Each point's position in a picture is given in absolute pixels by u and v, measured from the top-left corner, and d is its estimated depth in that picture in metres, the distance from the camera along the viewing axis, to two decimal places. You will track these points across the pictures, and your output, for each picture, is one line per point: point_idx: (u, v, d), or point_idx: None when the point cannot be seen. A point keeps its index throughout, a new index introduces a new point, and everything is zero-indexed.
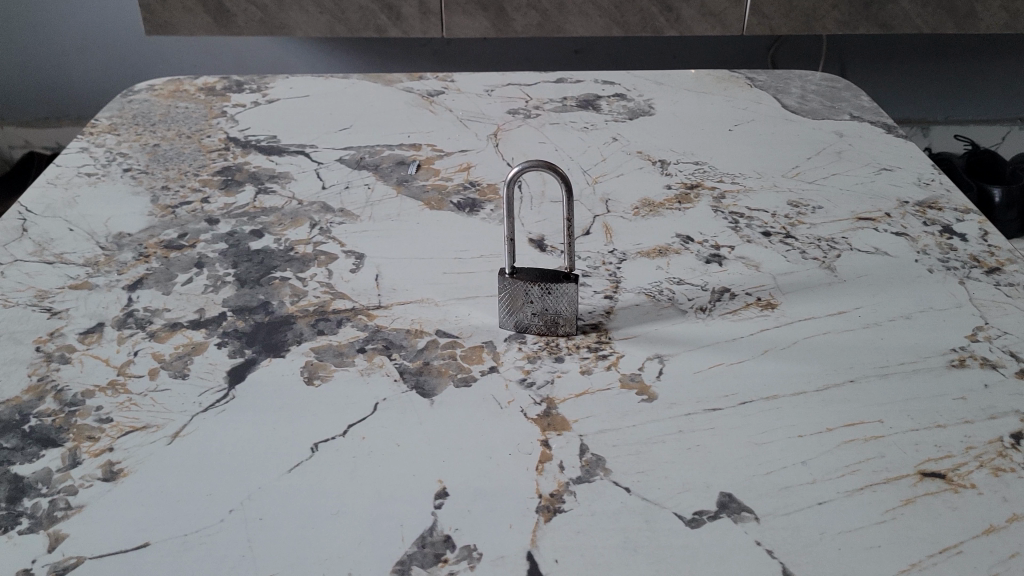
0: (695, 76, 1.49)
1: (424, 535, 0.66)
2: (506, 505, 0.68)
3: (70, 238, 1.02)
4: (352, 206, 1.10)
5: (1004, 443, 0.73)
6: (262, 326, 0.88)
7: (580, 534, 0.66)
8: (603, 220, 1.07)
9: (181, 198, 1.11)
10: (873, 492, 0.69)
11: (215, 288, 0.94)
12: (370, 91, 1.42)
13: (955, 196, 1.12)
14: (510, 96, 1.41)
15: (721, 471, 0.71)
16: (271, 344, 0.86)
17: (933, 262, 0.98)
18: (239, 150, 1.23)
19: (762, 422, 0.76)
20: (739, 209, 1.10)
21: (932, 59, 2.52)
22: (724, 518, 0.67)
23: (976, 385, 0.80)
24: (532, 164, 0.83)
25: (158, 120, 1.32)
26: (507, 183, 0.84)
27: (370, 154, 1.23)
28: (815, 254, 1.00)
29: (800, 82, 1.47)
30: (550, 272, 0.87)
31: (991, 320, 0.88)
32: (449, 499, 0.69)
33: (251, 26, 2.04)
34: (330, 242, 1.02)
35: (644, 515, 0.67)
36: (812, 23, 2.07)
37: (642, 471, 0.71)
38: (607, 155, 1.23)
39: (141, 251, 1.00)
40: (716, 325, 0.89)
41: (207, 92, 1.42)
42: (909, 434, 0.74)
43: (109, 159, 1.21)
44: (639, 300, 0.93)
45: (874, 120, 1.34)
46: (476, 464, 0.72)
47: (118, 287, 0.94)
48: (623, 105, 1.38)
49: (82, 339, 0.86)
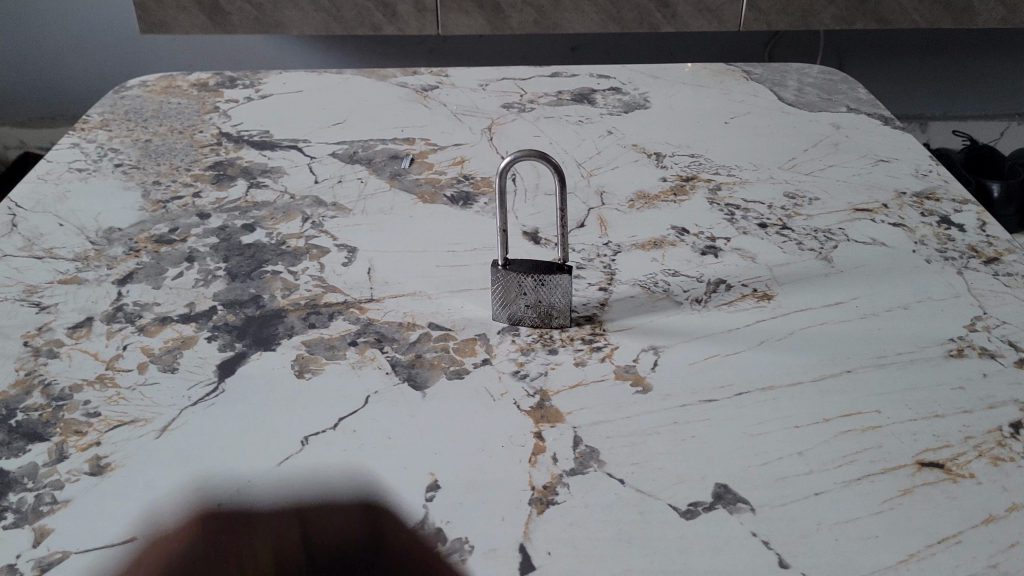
0: (691, 69, 1.48)
1: (414, 528, 0.65)
2: (498, 498, 0.67)
3: (60, 233, 1.02)
4: (345, 200, 1.09)
5: (1003, 432, 0.72)
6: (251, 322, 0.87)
7: (573, 526, 0.65)
8: (598, 212, 1.06)
9: (172, 193, 1.10)
10: (871, 482, 0.68)
11: (205, 282, 0.93)
12: (364, 86, 1.41)
13: (953, 187, 1.11)
14: (505, 91, 1.40)
15: (717, 463, 0.70)
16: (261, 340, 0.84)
17: (930, 252, 0.97)
18: (232, 145, 1.22)
19: (759, 414, 0.75)
20: (735, 201, 1.09)
21: (931, 55, 2.52)
22: (719, 509, 0.66)
23: (974, 374, 0.79)
24: (522, 154, 0.82)
25: (150, 116, 1.31)
26: (500, 174, 0.83)
27: (364, 149, 1.22)
28: (812, 246, 0.99)
29: (797, 75, 1.46)
30: (543, 264, 0.86)
31: (990, 310, 0.87)
32: (440, 492, 0.68)
33: (247, 23, 2.03)
34: (322, 236, 1.01)
35: (638, 507, 0.66)
36: (809, 18, 2.06)
37: (636, 463, 0.70)
38: (602, 148, 1.22)
39: (132, 245, 0.99)
40: (712, 317, 0.88)
41: (200, 88, 1.41)
42: (907, 424, 0.73)
43: (101, 154, 1.20)
44: (634, 292, 0.92)
45: (871, 112, 1.33)
46: (469, 456, 0.71)
47: (108, 281, 0.93)
48: (618, 99, 1.37)
49: (71, 334, 0.85)
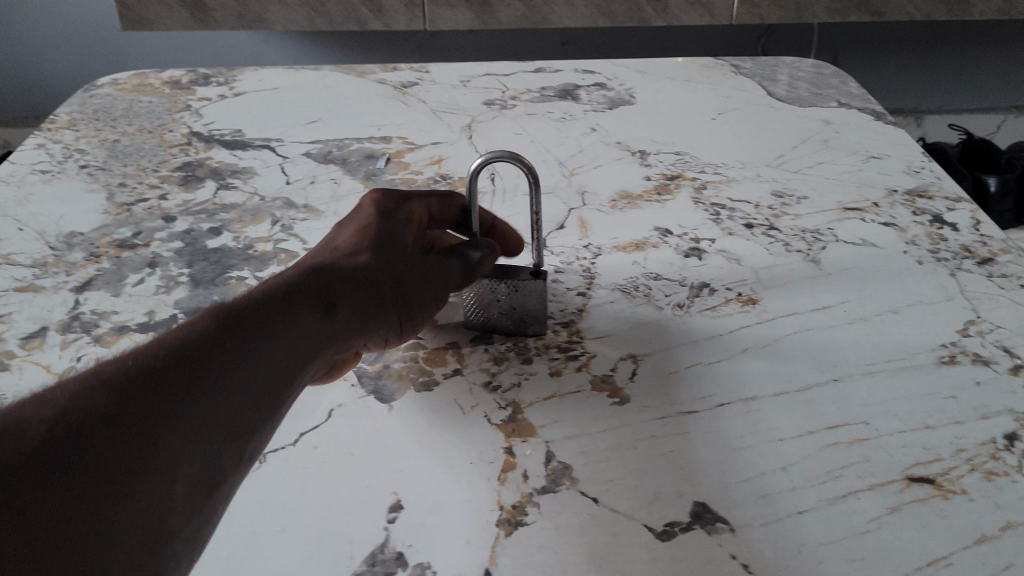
0: (679, 64, 1.44)
1: (374, 552, 0.61)
2: (465, 519, 0.64)
3: (19, 238, 0.98)
4: (317, 202, 1.05)
5: (997, 445, 0.69)
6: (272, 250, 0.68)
7: (542, 549, 0.62)
8: (579, 213, 1.03)
9: (138, 195, 1.07)
10: (858, 500, 0.64)
11: (167, 289, 0.89)
12: (342, 83, 1.37)
13: (946, 184, 1.08)
14: (488, 87, 1.36)
15: (695, 479, 0.67)
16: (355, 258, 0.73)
17: (922, 253, 0.94)
18: (202, 145, 1.19)
19: (741, 426, 0.71)
20: (721, 200, 1.05)
21: (927, 47, 2.48)
22: (697, 530, 0.63)
23: (967, 382, 0.75)
24: (495, 154, 0.78)
25: (120, 115, 1.27)
26: (471, 176, 0.79)
27: (338, 148, 1.18)
28: (800, 247, 0.96)
29: (787, 69, 1.43)
30: (517, 270, 0.82)
31: (984, 314, 0.84)
32: (403, 513, 0.64)
33: (227, 19, 1.98)
34: (291, 240, 0.98)
35: (612, 528, 0.63)
36: (802, 11, 2.02)
37: (611, 480, 0.67)
38: (585, 146, 1.18)
39: (92, 251, 0.95)
40: (694, 323, 0.84)
41: (173, 86, 1.37)
42: (896, 437, 0.70)
43: (66, 155, 1.16)
44: (614, 296, 0.88)
45: (863, 107, 1.29)
46: (435, 474, 0.68)
47: (65, 288, 0.89)
48: (602, 95, 1.34)
49: (23, 345, 0.81)
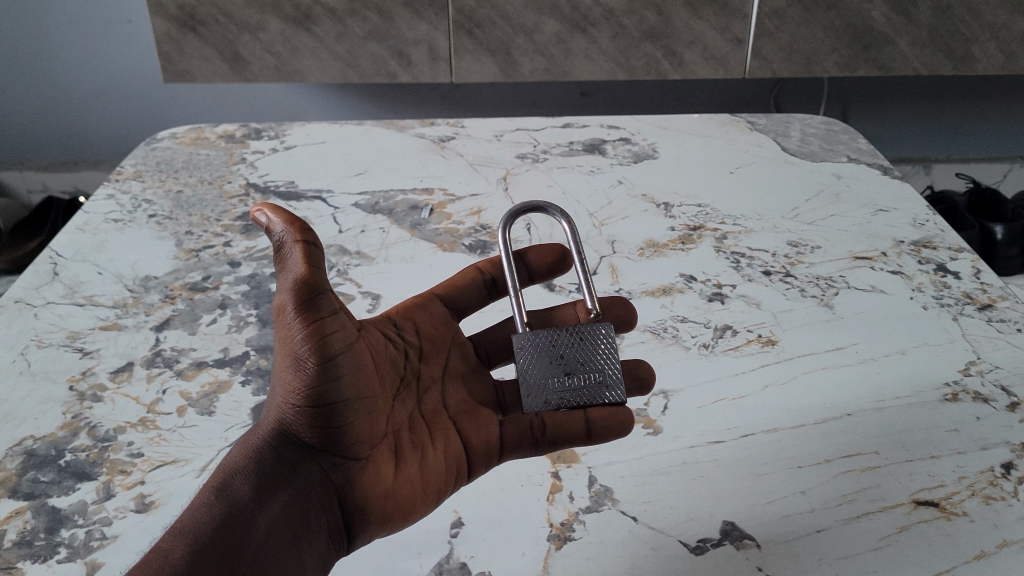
0: (698, 121, 1.54)
1: (441, 563, 0.69)
2: (519, 534, 0.72)
3: (99, 281, 1.07)
4: (368, 249, 1.14)
5: (994, 473, 0.77)
6: (270, 391, 0.70)
7: (588, 562, 0.69)
8: (609, 260, 1.11)
9: (204, 242, 1.16)
10: (870, 520, 0.72)
11: (238, 328, 0.99)
12: (385, 137, 1.47)
13: (949, 236, 1.16)
14: (519, 141, 1.46)
15: (723, 502, 0.75)
16: (374, 384, 0.71)
17: (927, 299, 1.02)
18: (259, 196, 1.29)
19: (764, 454, 0.80)
20: (740, 249, 1.14)
21: (932, 100, 2.58)
22: (727, 546, 0.71)
23: (968, 418, 0.83)
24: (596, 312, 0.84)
25: (181, 167, 1.37)
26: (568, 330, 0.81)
27: (385, 199, 1.27)
28: (814, 293, 1.04)
29: (800, 126, 1.52)
30: (577, 391, 0.77)
31: (983, 356, 0.92)
32: (464, 528, 0.72)
33: (266, 72, 2.08)
34: (347, 283, 1.06)
35: (649, 543, 0.71)
36: (813, 65, 2.12)
37: (648, 502, 0.75)
38: (613, 198, 1.27)
39: (167, 293, 1.05)
40: (719, 362, 0.92)
41: (228, 140, 1.47)
42: (903, 465, 0.78)
43: (135, 205, 1.26)
44: (645, 336, 0.96)
45: (871, 162, 1.39)
46: (491, 496, 0.76)
47: (146, 327, 0.98)
48: (627, 149, 1.43)
49: (113, 378, 0.90)
